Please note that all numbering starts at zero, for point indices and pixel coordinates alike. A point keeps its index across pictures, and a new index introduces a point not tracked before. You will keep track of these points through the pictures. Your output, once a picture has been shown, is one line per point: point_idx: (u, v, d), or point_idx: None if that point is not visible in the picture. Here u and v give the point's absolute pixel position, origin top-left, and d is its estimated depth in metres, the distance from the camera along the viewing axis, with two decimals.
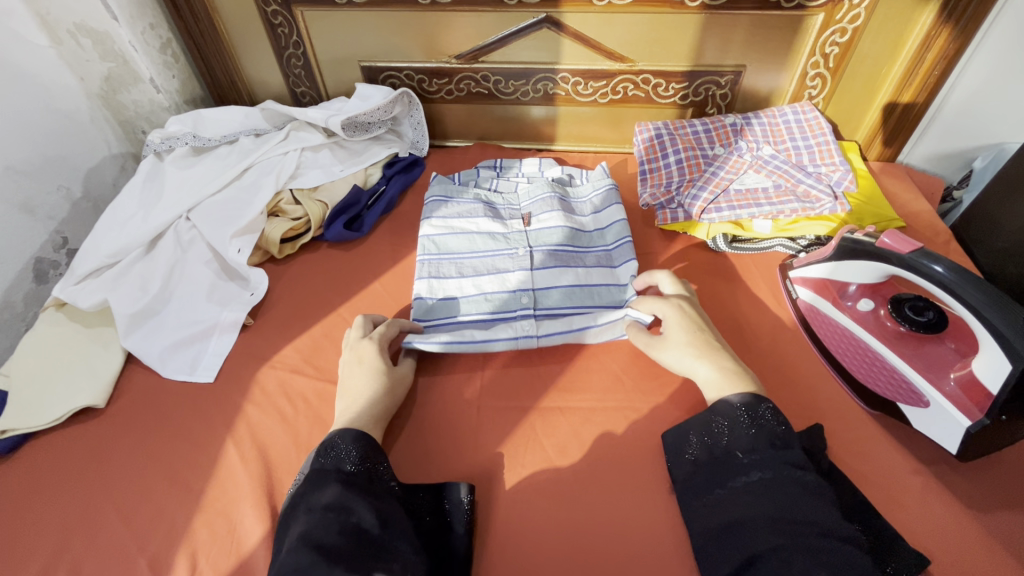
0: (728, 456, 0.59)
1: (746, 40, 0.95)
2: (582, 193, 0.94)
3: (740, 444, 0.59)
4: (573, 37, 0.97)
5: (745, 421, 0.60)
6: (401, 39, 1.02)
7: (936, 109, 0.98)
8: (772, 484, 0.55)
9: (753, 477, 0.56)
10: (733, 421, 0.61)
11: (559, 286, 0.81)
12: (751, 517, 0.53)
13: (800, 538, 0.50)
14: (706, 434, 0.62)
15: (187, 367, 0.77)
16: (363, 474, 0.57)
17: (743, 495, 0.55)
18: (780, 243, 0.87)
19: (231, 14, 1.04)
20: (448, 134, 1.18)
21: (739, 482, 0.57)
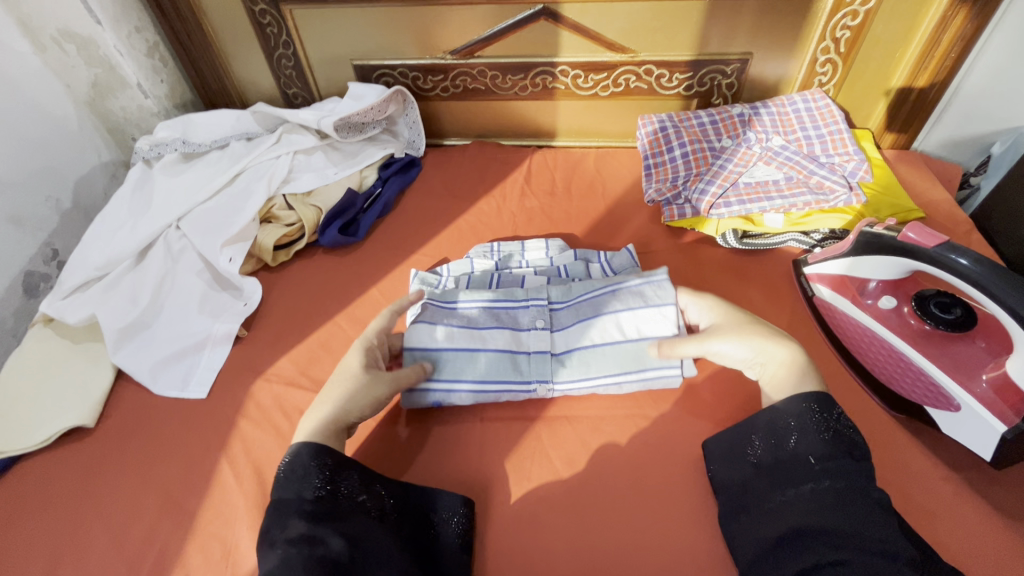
0: (797, 461, 0.55)
1: (753, 26, 0.91)
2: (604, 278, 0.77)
3: (807, 447, 0.55)
4: (572, 28, 0.94)
5: (823, 429, 0.55)
6: (393, 35, 0.99)
7: (952, 92, 0.94)
8: (844, 496, 0.51)
9: (824, 484, 0.52)
10: (803, 425, 0.56)
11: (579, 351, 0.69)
12: (813, 526, 0.50)
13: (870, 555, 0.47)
14: (775, 437, 0.58)
15: (180, 381, 0.75)
16: (327, 496, 0.54)
17: (807, 503, 0.52)
18: (793, 238, 0.83)
19: (219, 15, 1.01)
20: (445, 132, 1.15)
21: (804, 489, 0.53)
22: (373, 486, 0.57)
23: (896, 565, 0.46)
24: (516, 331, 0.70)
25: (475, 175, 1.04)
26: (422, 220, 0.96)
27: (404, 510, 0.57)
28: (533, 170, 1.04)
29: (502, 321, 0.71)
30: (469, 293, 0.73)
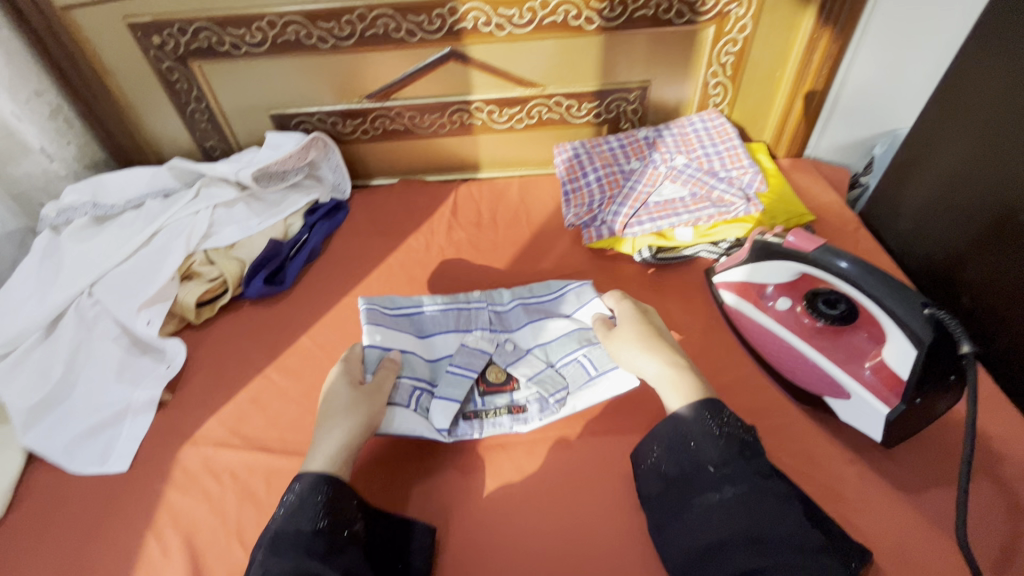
0: (698, 469, 0.56)
1: (647, 57, 0.98)
2: (560, 299, 0.79)
3: (699, 460, 0.56)
4: (480, 67, 0.98)
5: (722, 446, 0.56)
6: (307, 84, 1.00)
7: (834, 100, 1.03)
8: (747, 501, 0.53)
9: (727, 493, 0.54)
10: (699, 432, 0.58)
11: (519, 354, 0.75)
12: (730, 538, 0.51)
13: (779, 547, 0.49)
14: (676, 446, 0.59)
15: (100, 454, 0.71)
16: (325, 528, 0.54)
17: (719, 514, 0.53)
18: (704, 248, 0.89)
19: (124, 72, 0.99)
20: (371, 173, 1.16)
21: (714, 499, 0.54)
22: (365, 513, 0.58)
23: (811, 560, 0.48)
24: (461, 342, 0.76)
25: (403, 213, 1.06)
26: (352, 261, 0.97)
27: (386, 540, 0.59)
28: (459, 203, 1.07)
29: (448, 333, 0.77)
30: (423, 315, 0.77)
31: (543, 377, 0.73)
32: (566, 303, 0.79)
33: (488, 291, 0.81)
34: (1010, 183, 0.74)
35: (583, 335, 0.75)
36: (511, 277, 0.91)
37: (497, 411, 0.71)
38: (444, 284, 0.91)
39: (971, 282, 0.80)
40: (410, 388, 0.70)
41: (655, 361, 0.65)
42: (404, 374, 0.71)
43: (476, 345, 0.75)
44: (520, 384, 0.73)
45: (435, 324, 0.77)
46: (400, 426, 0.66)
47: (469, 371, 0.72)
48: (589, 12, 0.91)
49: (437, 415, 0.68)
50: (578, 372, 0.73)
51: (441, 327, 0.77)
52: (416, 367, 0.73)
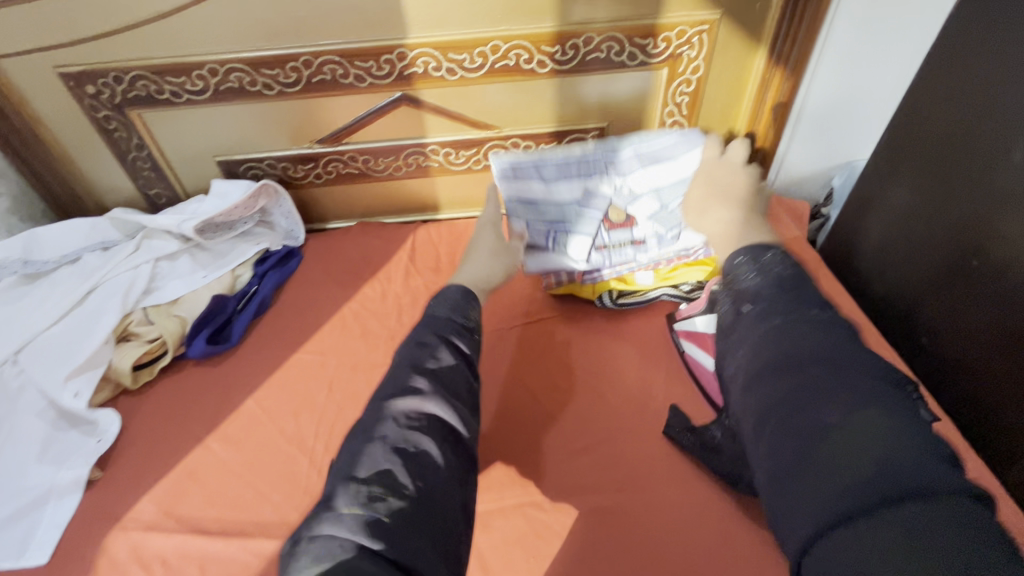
0: (746, 311, 0.50)
1: (602, 98, 0.97)
2: (623, 145, 0.87)
3: (761, 309, 0.49)
4: (434, 110, 0.96)
5: (781, 276, 0.50)
6: (253, 130, 0.96)
7: (798, 114, 0.97)
8: (789, 336, 0.46)
9: (771, 319, 0.47)
10: (747, 275, 0.51)
11: (639, 200, 0.87)
12: (789, 378, 0.44)
13: (870, 447, 0.39)
14: (729, 284, 0.53)
15: (19, 544, 0.65)
16: (444, 458, 0.53)
17: (772, 337, 0.47)
18: (665, 292, 0.90)
19: (58, 121, 0.94)
20: (326, 216, 1.12)
21: (763, 325, 0.48)
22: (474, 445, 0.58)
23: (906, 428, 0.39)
24: (589, 189, 0.87)
25: (359, 259, 1.03)
26: (304, 313, 0.93)
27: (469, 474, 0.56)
28: (417, 247, 1.04)
29: (573, 178, 0.87)
30: (580, 178, 0.87)
31: (658, 216, 0.87)
32: (602, 164, 0.87)
33: (604, 142, 0.88)
34: (959, 230, 0.73)
35: (649, 177, 0.87)
36: None
37: (622, 244, 0.88)
38: (400, 336, 0.88)
39: (926, 326, 0.79)
40: (549, 229, 0.88)
41: (714, 216, 0.66)
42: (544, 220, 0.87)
43: (597, 190, 0.87)
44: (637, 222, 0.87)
45: (561, 173, 0.86)
46: (547, 264, 0.88)
47: (597, 213, 0.87)
48: (541, 55, 0.89)
49: (575, 248, 0.87)
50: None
51: (568, 178, 0.87)
52: (532, 215, 0.88)
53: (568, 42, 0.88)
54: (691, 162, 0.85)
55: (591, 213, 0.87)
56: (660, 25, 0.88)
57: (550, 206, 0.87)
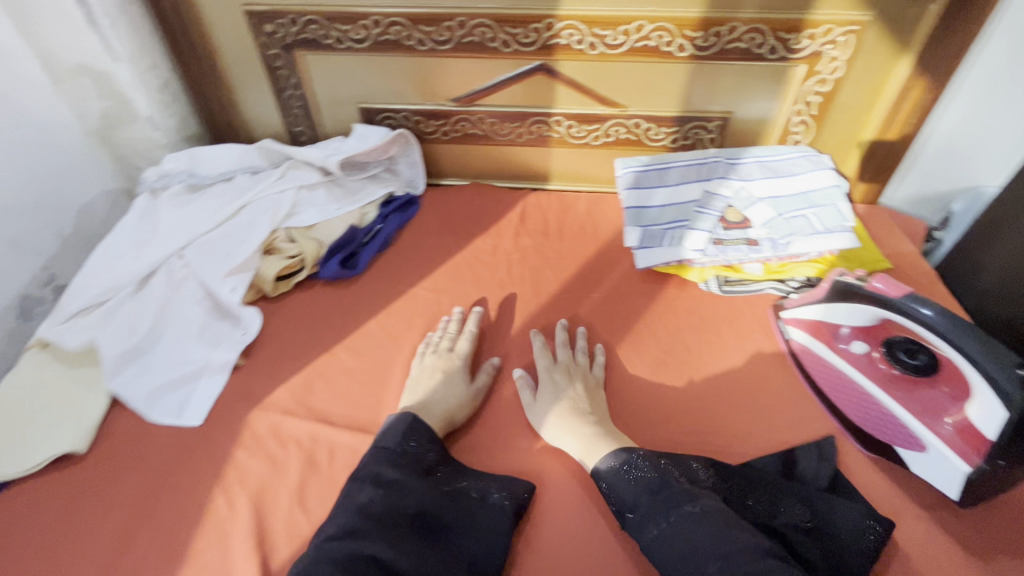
0: (680, 493, 0.58)
1: (732, 89, 0.99)
2: (745, 157, 0.98)
3: (642, 498, 0.59)
4: (567, 83, 1.01)
5: (630, 469, 0.62)
6: (399, 82, 1.05)
7: (924, 139, 0.99)
8: (712, 521, 0.55)
9: (696, 507, 0.56)
10: (615, 478, 0.62)
11: (758, 204, 0.93)
12: (698, 550, 0.53)
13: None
14: (630, 461, 0.62)
15: (177, 404, 0.76)
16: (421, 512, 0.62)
17: (690, 524, 0.55)
18: (771, 285, 0.89)
19: (233, 56, 1.05)
20: (442, 172, 1.20)
21: (687, 511, 0.56)
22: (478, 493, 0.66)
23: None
24: (708, 190, 0.95)
25: (472, 215, 1.09)
26: (421, 254, 1.00)
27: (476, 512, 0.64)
28: (527, 211, 1.09)
29: (692, 179, 0.96)
30: (703, 179, 0.96)
31: (774, 223, 0.90)
32: (722, 170, 0.96)
33: (724, 152, 0.99)
34: None
35: (773, 185, 0.94)
36: (574, 289, 0.93)
37: (736, 241, 0.90)
38: (508, 287, 0.93)
39: None
40: (663, 230, 0.93)
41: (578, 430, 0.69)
42: (661, 222, 0.93)
43: (716, 192, 0.95)
44: (754, 225, 0.91)
45: (684, 176, 0.97)
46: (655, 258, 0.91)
47: (715, 211, 0.92)
48: (682, 39, 0.93)
49: (691, 240, 0.90)
50: (805, 225, 0.89)
51: (691, 178, 0.96)
52: (654, 216, 0.94)
53: (711, 29, 0.91)
54: (807, 180, 0.94)
55: (703, 209, 0.93)
56: (808, 20, 0.89)
57: (669, 203, 0.95)
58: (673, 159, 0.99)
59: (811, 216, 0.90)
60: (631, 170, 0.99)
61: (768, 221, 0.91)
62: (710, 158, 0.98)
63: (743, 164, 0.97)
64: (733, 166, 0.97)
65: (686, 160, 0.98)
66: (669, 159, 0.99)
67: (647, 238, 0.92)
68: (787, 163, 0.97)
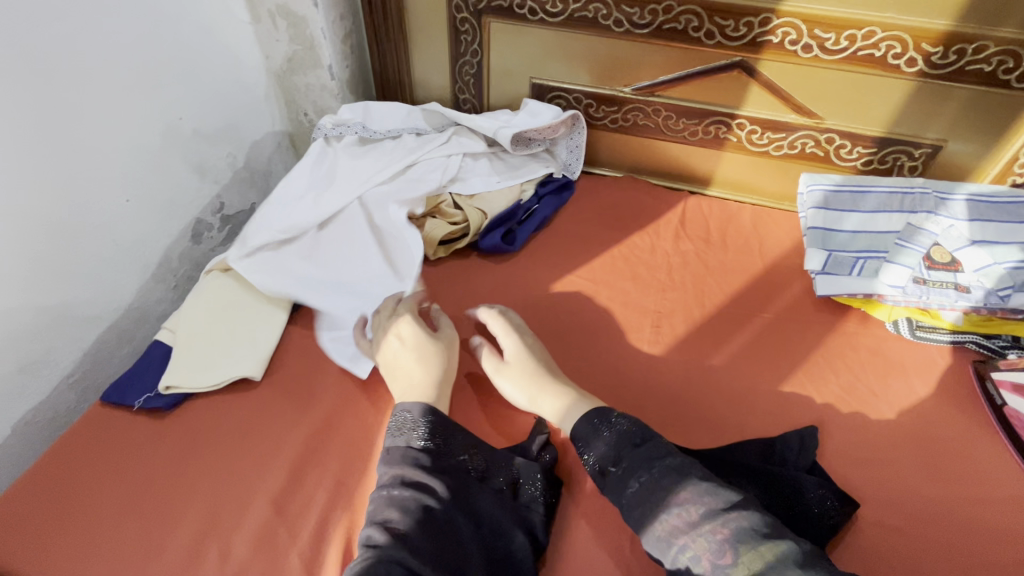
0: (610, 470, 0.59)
1: (956, 115, 0.89)
2: (959, 193, 0.88)
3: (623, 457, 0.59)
4: (764, 85, 0.94)
5: (602, 427, 0.62)
6: (581, 61, 1.01)
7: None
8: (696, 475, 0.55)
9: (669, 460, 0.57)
10: (591, 435, 0.62)
11: (972, 246, 0.83)
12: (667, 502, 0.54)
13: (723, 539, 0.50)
14: (596, 422, 0.63)
15: (344, 351, 0.77)
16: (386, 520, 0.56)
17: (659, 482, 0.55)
18: (974, 339, 0.79)
19: (420, 15, 1.05)
20: (597, 161, 1.16)
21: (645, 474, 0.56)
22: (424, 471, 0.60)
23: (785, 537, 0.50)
24: (912, 222, 0.86)
25: (629, 209, 1.04)
26: (577, 242, 0.97)
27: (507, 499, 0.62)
28: (687, 215, 1.04)
29: (892, 208, 0.87)
30: (905, 209, 0.87)
31: (990, 271, 0.80)
32: (930, 204, 0.86)
33: (932, 184, 0.89)
34: None
35: (992, 229, 0.84)
36: (741, 305, 0.87)
37: (944, 284, 0.81)
38: (670, 291, 0.89)
39: None
40: (854, 259, 0.85)
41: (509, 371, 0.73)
42: (852, 249, 0.86)
43: (921, 226, 0.85)
44: (965, 270, 0.82)
45: (882, 204, 0.88)
46: (843, 287, 0.83)
47: (920, 248, 0.83)
48: (915, 53, 0.83)
49: (888, 274, 0.82)
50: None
51: (891, 207, 0.87)
52: (843, 242, 0.86)
53: (954, 45, 0.81)
54: None
55: (904, 243, 0.84)
56: None
57: (862, 231, 0.87)
58: (871, 184, 0.90)
59: None
60: (822, 189, 0.91)
61: (983, 267, 0.81)
62: (916, 190, 0.88)
63: (956, 201, 0.87)
64: (943, 201, 0.87)
65: (887, 187, 0.89)
66: (867, 183, 0.90)
67: (835, 264, 0.85)
68: (1011, 207, 0.85)
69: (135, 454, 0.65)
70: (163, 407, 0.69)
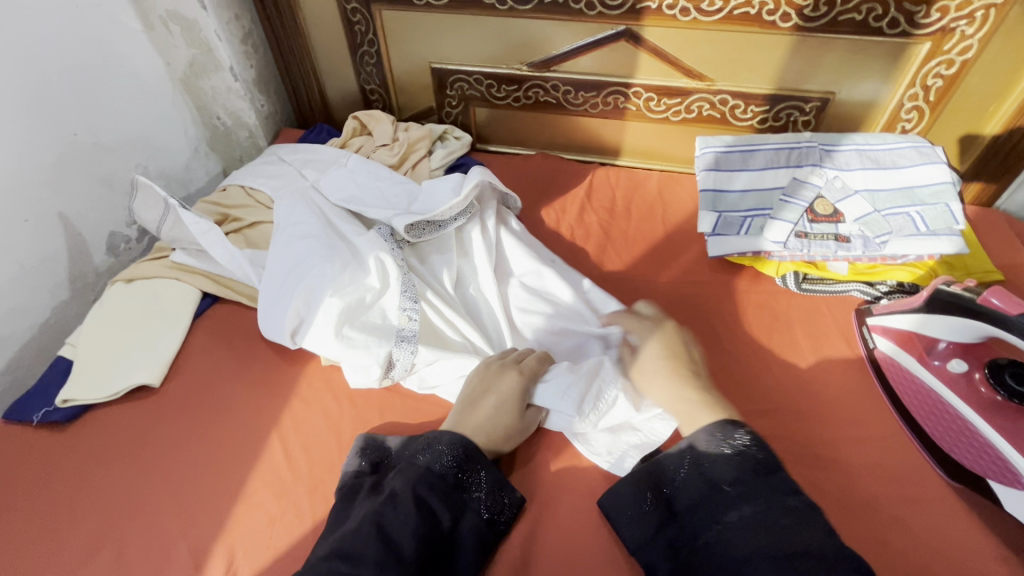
0: (712, 490, 0.54)
1: (838, 66, 0.89)
2: (844, 144, 0.89)
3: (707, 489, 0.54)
4: (651, 52, 0.94)
5: (742, 448, 0.55)
6: (474, 43, 1.01)
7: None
8: (764, 518, 0.50)
9: (743, 511, 0.51)
10: (711, 452, 0.56)
11: (854, 196, 0.84)
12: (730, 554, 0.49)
13: (757, 546, 0.48)
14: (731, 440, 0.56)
15: (245, 351, 0.79)
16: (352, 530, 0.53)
17: (741, 531, 0.50)
18: (857, 287, 0.82)
19: (314, 11, 1.07)
20: (510, 140, 1.17)
21: (733, 517, 0.51)
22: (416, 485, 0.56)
23: None
24: (797, 177, 0.87)
25: (538, 186, 1.05)
26: None
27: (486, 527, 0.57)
28: (594, 186, 1.05)
29: (779, 164, 0.88)
30: (791, 165, 0.88)
31: (869, 219, 0.82)
32: (815, 157, 0.88)
33: (818, 137, 0.90)
34: None
35: (875, 176, 0.85)
36: (638, 271, 0.89)
37: (825, 236, 0.83)
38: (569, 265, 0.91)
39: None
40: (742, 218, 0.86)
41: (683, 393, 0.63)
42: (739, 208, 0.87)
43: (805, 181, 0.87)
44: (846, 220, 0.84)
45: (770, 161, 0.89)
46: (731, 246, 0.85)
47: (804, 202, 0.85)
48: (788, 8, 0.84)
49: (772, 231, 0.84)
50: (906, 224, 0.80)
51: (777, 164, 0.88)
52: (732, 202, 0.87)
53: None
54: (916, 173, 0.84)
55: (787, 199, 0.86)
56: None
57: (750, 189, 0.88)
58: (761, 141, 0.90)
59: (917, 215, 0.81)
60: (714, 151, 0.91)
61: (863, 216, 0.83)
62: (803, 145, 0.89)
63: (841, 152, 0.88)
64: (829, 154, 0.88)
65: (776, 144, 0.90)
66: (756, 142, 0.91)
67: (724, 224, 0.86)
68: (892, 154, 0.86)
69: (36, 468, 0.67)
70: (63, 419, 0.71)
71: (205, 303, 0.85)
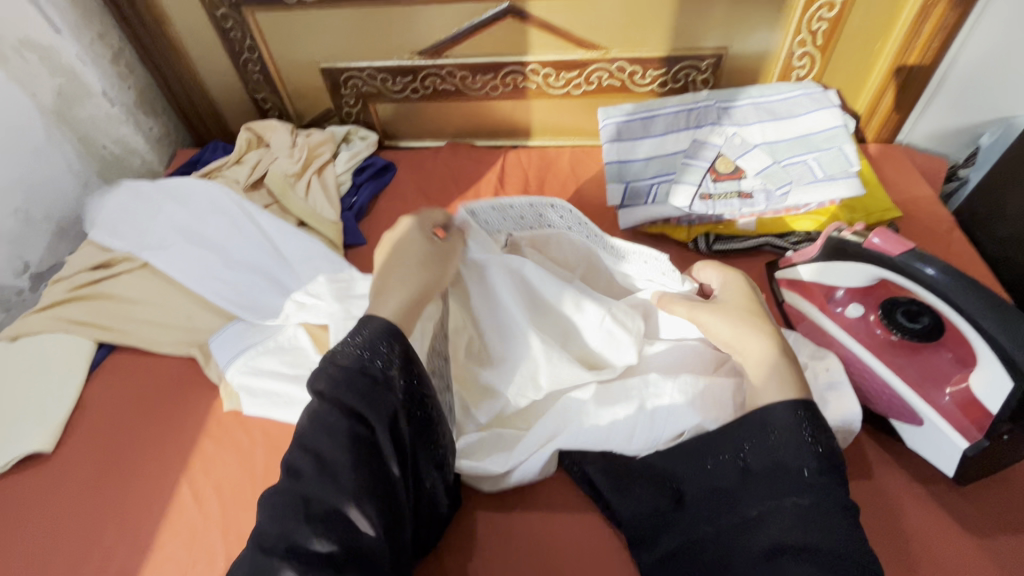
0: (784, 470, 0.47)
1: (724, 22, 0.88)
2: (739, 98, 0.88)
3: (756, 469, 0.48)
4: (541, 26, 0.91)
5: (810, 433, 0.47)
6: (359, 38, 0.97)
7: (939, 81, 0.89)
8: (818, 513, 0.44)
9: (804, 500, 0.45)
10: (793, 430, 0.48)
11: (753, 150, 0.84)
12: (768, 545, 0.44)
13: (804, 539, 0.43)
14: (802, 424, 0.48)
15: (148, 395, 0.75)
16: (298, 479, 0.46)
17: (789, 521, 0.45)
18: (767, 242, 0.81)
19: (184, 22, 1.02)
20: (417, 133, 1.13)
21: (786, 502, 0.46)
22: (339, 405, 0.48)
23: None
24: (697, 137, 0.86)
25: (450, 177, 1.02)
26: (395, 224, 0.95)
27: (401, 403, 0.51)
28: (506, 170, 1.02)
29: (679, 127, 0.87)
30: (689, 127, 0.87)
31: (769, 172, 0.83)
32: (712, 116, 0.87)
33: (715, 95, 0.89)
34: None
35: (771, 129, 0.85)
36: None
37: (728, 194, 0.83)
38: None
39: None
40: (647, 187, 0.85)
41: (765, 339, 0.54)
42: (644, 177, 0.85)
43: (706, 141, 0.86)
44: (747, 175, 0.84)
45: (669, 125, 0.87)
46: (642, 216, 0.84)
47: (704, 162, 0.84)
48: None
49: (677, 196, 0.82)
50: (804, 172, 0.81)
51: (676, 127, 0.87)
52: (637, 171, 0.86)
53: None
54: (809, 121, 0.84)
55: (688, 162, 0.85)
56: None
57: (651, 156, 0.86)
58: (658, 105, 0.88)
59: (814, 163, 0.81)
60: (613, 120, 0.87)
61: (764, 169, 0.83)
62: (698, 105, 0.87)
63: (738, 108, 0.87)
64: (726, 111, 0.87)
65: (674, 106, 0.87)
66: (655, 106, 0.88)
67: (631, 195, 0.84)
68: (786, 103, 0.86)
69: None
70: None
71: (101, 353, 0.80)
